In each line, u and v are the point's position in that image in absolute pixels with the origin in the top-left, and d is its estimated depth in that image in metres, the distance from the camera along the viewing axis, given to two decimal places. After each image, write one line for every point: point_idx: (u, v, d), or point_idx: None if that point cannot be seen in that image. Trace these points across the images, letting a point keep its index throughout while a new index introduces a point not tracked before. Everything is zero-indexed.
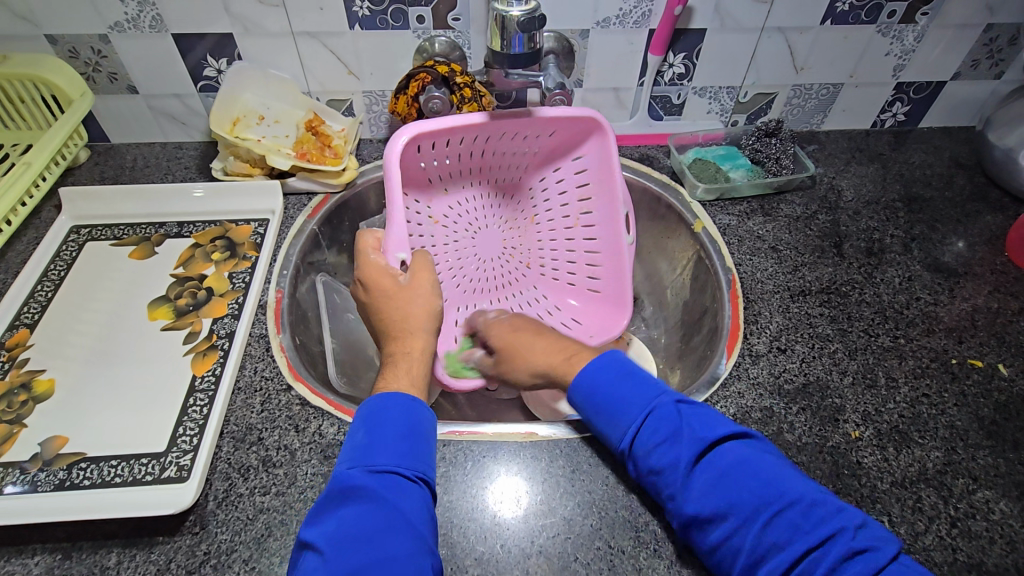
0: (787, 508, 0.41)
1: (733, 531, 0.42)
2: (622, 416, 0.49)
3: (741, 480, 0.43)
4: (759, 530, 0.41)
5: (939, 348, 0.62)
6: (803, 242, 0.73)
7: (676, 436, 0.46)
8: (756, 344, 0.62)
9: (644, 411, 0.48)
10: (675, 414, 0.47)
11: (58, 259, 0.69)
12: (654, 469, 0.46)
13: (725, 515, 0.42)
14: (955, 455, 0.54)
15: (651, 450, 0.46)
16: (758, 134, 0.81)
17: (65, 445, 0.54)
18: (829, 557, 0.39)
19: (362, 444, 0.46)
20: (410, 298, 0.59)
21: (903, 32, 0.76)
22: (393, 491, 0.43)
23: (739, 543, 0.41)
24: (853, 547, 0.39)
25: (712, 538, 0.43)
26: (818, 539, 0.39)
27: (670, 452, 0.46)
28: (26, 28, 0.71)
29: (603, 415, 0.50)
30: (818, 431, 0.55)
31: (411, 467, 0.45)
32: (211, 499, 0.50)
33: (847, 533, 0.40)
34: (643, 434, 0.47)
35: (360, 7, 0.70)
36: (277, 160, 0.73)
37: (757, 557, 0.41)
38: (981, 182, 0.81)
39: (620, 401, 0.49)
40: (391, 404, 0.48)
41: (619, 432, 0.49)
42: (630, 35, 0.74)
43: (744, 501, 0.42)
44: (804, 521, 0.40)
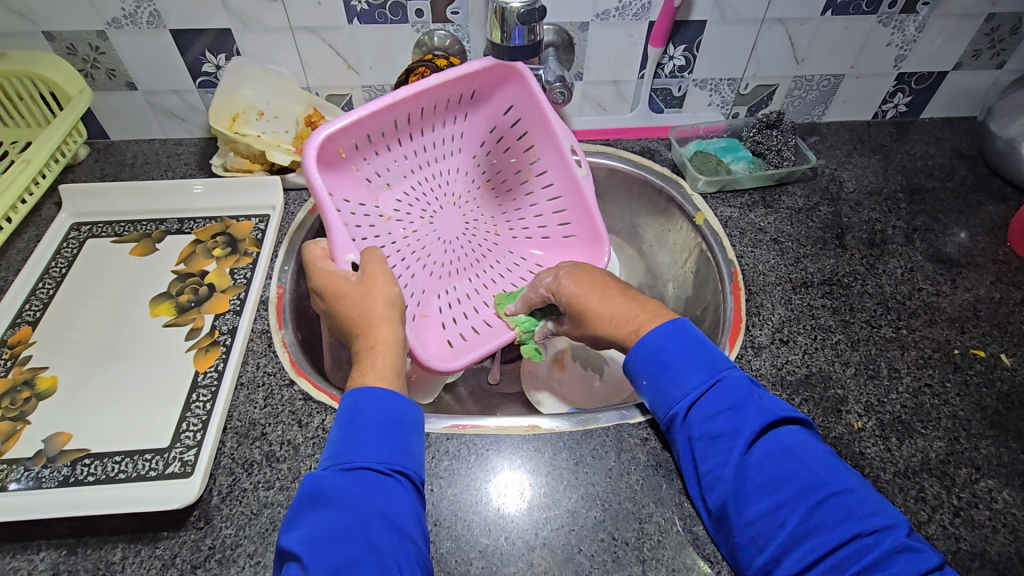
0: (845, 493, 0.42)
1: (779, 510, 0.42)
2: (687, 377, 0.49)
3: (799, 461, 0.44)
4: (810, 508, 0.41)
5: (942, 339, 0.62)
6: (804, 233, 0.73)
7: (740, 407, 0.47)
8: (758, 335, 0.62)
9: (713, 377, 0.48)
10: (745, 386, 0.48)
11: (59, 257, 0.69)
12: (708, 435, 0.46)
13: (777, 493, 0.43)
14: (957, 445, 0.54)
15: (711, 416, 0.47)
16: (759, 126, 0.80)
17: (69, 441, 0.54)
18: (880, 547, 0.39)
19: (335, 444, 0.46)
20: (367, 294, 0.55)
21: (904, 22, 0.75)
22: (365, 488, 0.43)
23: (784, 519, 0.42)
24: (904, 540, 0.39)
25: (751, 513, 0.43)
26: (871, 527, 0.40)
27: (732, 421, 0.46)
28: (23, 25, 0.71)
29: (664, 375, 0.50)
30: (821, 422, 0.55)
31: (385, 462, 0.45)
32: (216, 494, 0.50)
33: (901, 531, 0.40)
34: (706, 399, 0.48)
35: (359, 1, 0.70)
36: (277, 156, 0.73)
37: (800, 534, 0.41)
38: (984, 172, 0.81)
39: (690, 363, 0.49)
40: (365, 400, 0.48)
41: (680, 392, 0.49)
42: (630, 28, 0.74)
43: (800, 480, 0.43)
44: (859, 507, 0.41)
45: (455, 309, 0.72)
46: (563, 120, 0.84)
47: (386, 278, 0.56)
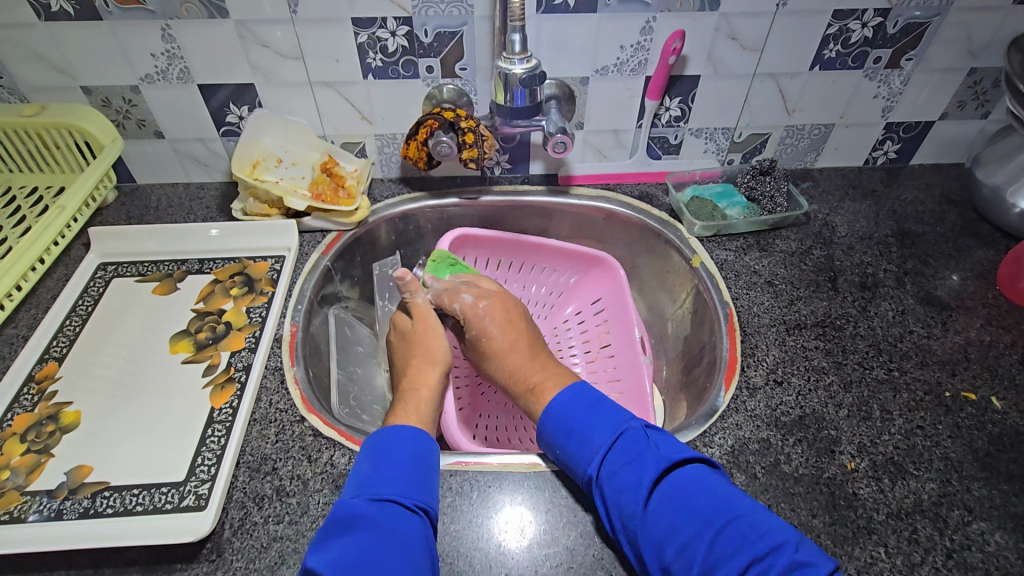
0: (739, 521, 0.45)
1: (687, 546, 0.45)
2: (592, 437, 0.53)
3: (697, 495, 0.47)
4: (710, 543, 0.44)
5: (933, 381, 0.64)
6: (798, 276, 0.75)
7: (641, 457, 0.50)
8: (753, 376, 0.64)
9: (614, 434, 0.53)
10: (643, 438, 0.52)
11: (86, 295, 0.73)
12: (615, 489, 0.50)
13: (682, 531, 0.46)
14: (950, 487, 0.55)
15: (616, 470, 0.50)
16: (753, 173, 0.83)
17: (90, 474, 0.56)
18: (776, 567, 0.42)
19: (365, 474, 0.49)
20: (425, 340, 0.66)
21: (888, 76, 0.79)
22: (391, 520, 0.45)
23: (691, 558, 0.44)
24: (795, 558, 0.42)
25: (667, 555, 0.45)
26: (765, 549, 0.43)
27: (635, 472, 0.50)
28: (63, 80, 0.76)
29: (570, 438, 0.54)
30: (815, 463, 0.57)
31: (410, 497, 0.48)
32: (227, 527, 0.52)
33: (791, 547, 0.43)
34: (611, 456, 0.51)
35: (374, 59, 0.75)
36: (294, 201, 0.77)
37: (708, 569, 0.44)
38: (973, 218, 0.84)
39: (594, 421, 0.54)
40: (393, 439, 0.52)
41: (589, 453, 0.53)
42: (628, 82, 0.79)
43: (699, 514, 0.46)
44: (752, 532, 0.44)
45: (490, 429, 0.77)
46: (565, 166, 0.88)
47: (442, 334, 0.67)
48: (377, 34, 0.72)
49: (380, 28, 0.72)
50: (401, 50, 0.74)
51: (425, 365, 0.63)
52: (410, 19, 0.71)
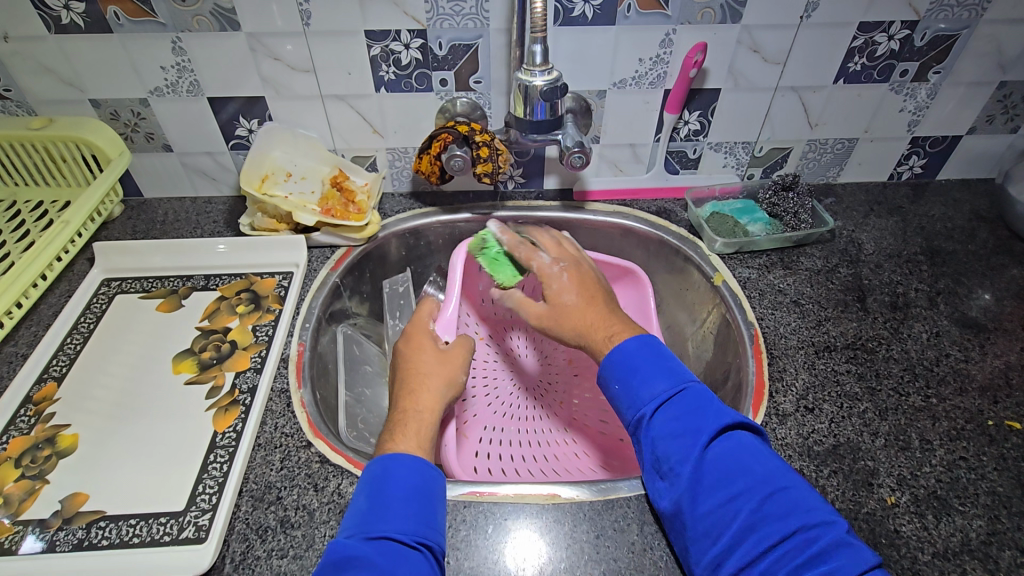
0: (790, 492, 0.44)
1: (732, 503, 0.44)
2: (655, 383, 0.52)
3: (752, 459, 0.47)
4: (759, 501, 0.44)
5: (974, 408, 0.60)
6: (825, 296, 0.72)
7: (700, 410, 0.49)
8: (782, 402, 0.61)
9: (677, 384, 0.52)
10: (706, 393, 0.51)
11: (88, 312, 0.71)
12: (670, 435, 0.48)
13: (732, 485, 0.45)
14: (998, 525, 0.51)
15: (674, 417, 0.49)
16: (776, 188, 0.80)
17: (85, 502, 0.53)
18: (823, 539, 0.41)
19: (361, 511, 0.46)
20: (439, 365, 0.61)
21: (915, 89, 0.77)
22: (389, 559, 0.42)
23: (736, 513, 0.44)
24: (841, 535, 0.42)
25: (708, 505, 0.45)
26: (814, 520, 0.42)
27: (693, 422, 0.49)
28: (72, 92, 0.75)
29: (631, 380, 0.53)
30: (852, 497, 0.53)
31: (410, 533, 0.44)
32: (228, 561, 0.49)
33: (839, 527, 0.42)
34: (670, 404, 0.50)
35: (387, 71, 0.73)
36: (303, 216, 0.74)
37: (752, 525, 0.43)
38: (1005, 235, 0.81)
39: (658, 367, 0.53)
40: (392, 466, 0.48)
41: (647, 396, 0.52)
42: (646, 95, 0.76)
43: (753, 476, 0.45)
44: (802, 502, 0.44)
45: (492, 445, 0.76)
46: (580, 181, 0.86)
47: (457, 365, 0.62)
48: (390, 47, 0.71)
49: (393, 41, 0.70)
50: (415, 63, 0.72)
51: (432, 388, 0.58)
52: (424, 32, 0.70)
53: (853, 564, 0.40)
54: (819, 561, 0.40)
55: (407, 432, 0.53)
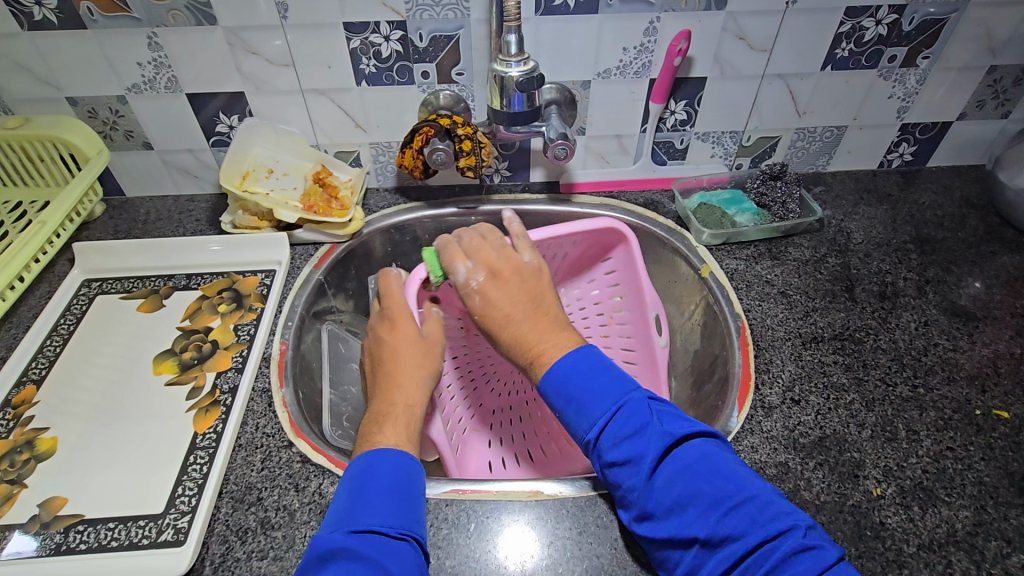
0: (747, 503, 0.43)
1: (688, 527, 0.43)
2: (596, 407, 0.50)
3: (704, 478, 0.45)
4: (715, 521, 0.43)
5: (962, 398, 0.60)
6: (813, 286, 0.72)
7: (644, 430, 0.48)
8: (768, 395, 0.60)
9: (615, 406, 0.50)
10: (646, 408, 0.49)
11: (68, 313, 0.70)
12: (617, 461, 0.47)
13: (687, 507, 0.44)
14: (985, 515, 0.51)
15: (617, 443, 0.48)
16: (764, 177, 0.80)
17: (63, 506, 0.53)
18: (781, 550, 0.40)
19: (343, 506, 0.45)
20: (418, 358, 0.60)
21: (904, 75, 0.76)
22: (374, 550, 0.42)
23: (694, 535, 0.43)
24: (802, 543, 0.41)
25: (665, 531, 0.44)
26: (771, 533, 0.41)
27: (635, 446, 0.47)
28: (48, 91, 0.74)
29: (572, 406, 0.51)
30: (838, 489, 0.53)
31: (394, 525, 0.44)
32: (208, 564, 0.49)
33: (799, 533, 0.41)
34: (611, 428, 0.49)
35: (367, 64, 0.72)
36: (283, 213, 0.74)
37: (707, 548, 0.42)
38: (995, 222, 0.80)
39: (596, 390, 0.51)
40: (374, 462, 0.48)
41: (587, 421, 0.50)
42: (631, 85, 0.75)
43: (704, 497, 0.44)
44: (759, 514, 0.42)
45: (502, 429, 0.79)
46: (567, 173, 0.85)
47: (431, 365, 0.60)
48: (369, 39, 0.69)
49: (373, 33, 0.69)
50: (395, 55, 0.71)
51: (415, 378, 0.58)
52: (404, 23, 0.68)
53: (817, 571, 0.39)
54: (781, 573, 0.39)
55: (396, 426, 0.53)
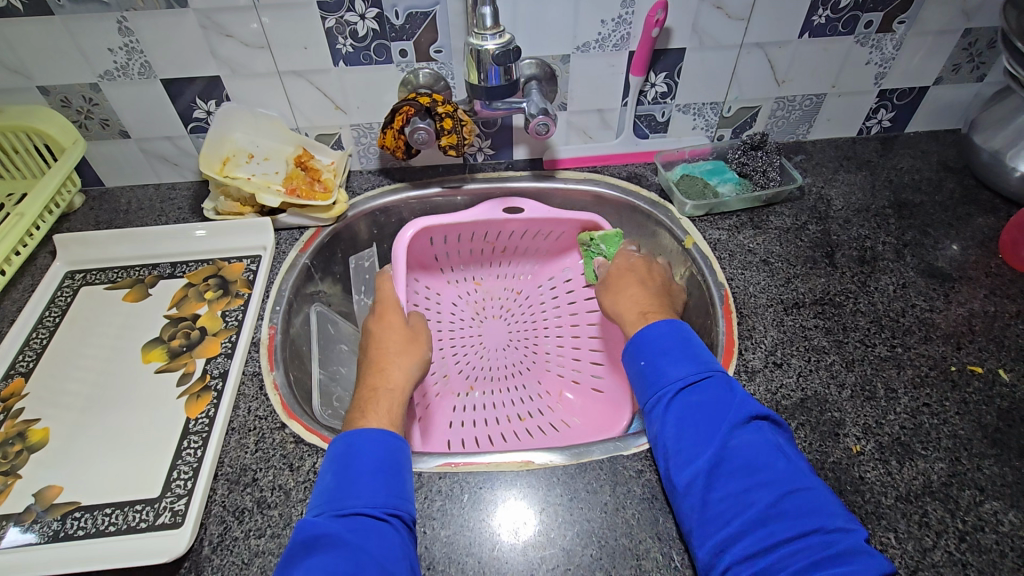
0: (809, 493, 0.45)
1: (750, 492, 0.45)
2: (683, 366, 0.54)
3: (775, 456, 0.47)
4: (779, 496, 0.45)
5: (937, 355, 0.62)
6: (795, 253, 0.73)
7: (726, 398, 0.51)
8: (752, 359, 0.62)
9: (705, 370, 0.53)
10: (728, 384, 0.53)
11: (52, 306, 0.70)
12: (696, 414, 0.51)
13: (753, 476, 0.46)
14: (959, 466, 0.53)
15: (700, 400, 0.51)
16: (744, 147, 0.80)
17: (59, 495, 0.53)
18: (840, 543, 0.42)
19: (329, 489, 0.46)
20: (401, 351, 0.64)
21: (881, 41, 0.76)
22: (359, 534, 0.43)
23: (753, 501, 0.45)
24: (858, 544, 0.42)
25: (724, 491, 0.46)
26: (833, 525, 0.43)
27: (717, 408, 0.50)
28: (18, 80, 0.72)
29: (662, 361, 0.55)
30: (819, 447, 0.55)
31: (380, 506, 0.45)
32: (206, 544, 0.50)
33: (859, 535, 0.43)
34: (695, 388, 0.52)
35: (344, 44, 0.71)
36: (266, 198, 0.73)
37: (766, 516, 0.44)
38: (971, 184, 0.81)
39: (689, 354, 0.55)
40: (358, 443, 0.49)
41: (673, 377, 0.54)
42: (610, 58, 0.75)
43: (775, 471, 0.46)
44: (823, 504, 0.44)
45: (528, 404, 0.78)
46: (550, 149, 0.85)
47: (403, 361, 0.63)
48: (345, 18, 0.69)
49: (348, 11, 0.68)
50: (372, 34, 0.70)
51: (400, 364, 0.62)
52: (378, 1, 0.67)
53: (870, 569, 0.40)
54: (829, 560, 0.41)
55: (379, 409, 0.55)
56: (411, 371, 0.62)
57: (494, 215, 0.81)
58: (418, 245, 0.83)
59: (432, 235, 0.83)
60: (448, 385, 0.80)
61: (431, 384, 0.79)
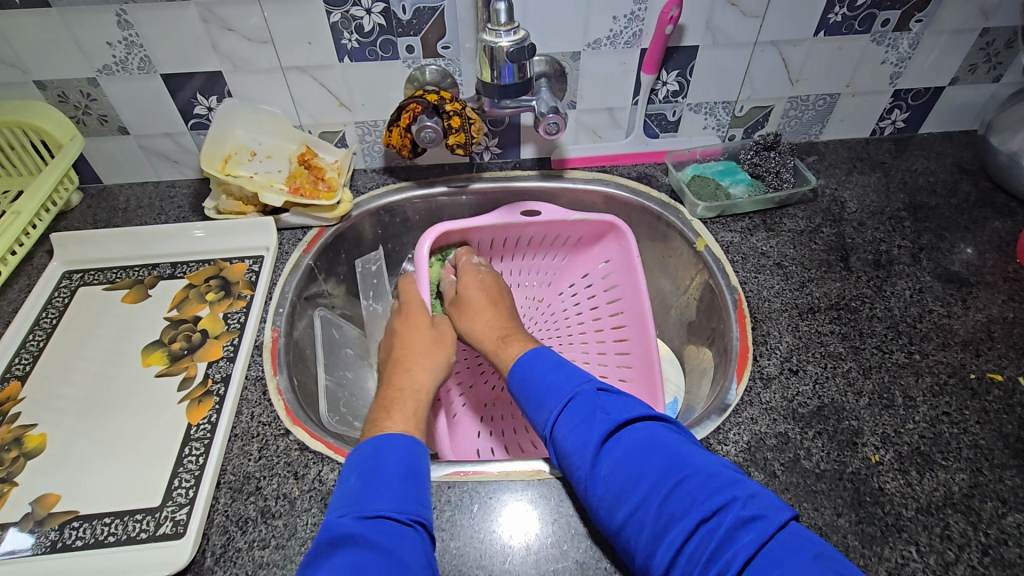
0: (691, 480, 0.44)
1: (637, 510, 0.44)
2: (550, 400, 0.54)
3: (649, 456, 0.46)
4: (660, 503, 0.43)
5: (956, 362, 0.60)
6: (809, 256, 0.71)
7: (589, 420, 0.50)
8: (767, 365, 0.61)
9: (564, 400, 0.53)
10: (592, 399, 0.52)
11: (50, 306, 0.68)
12: (567, 452, 0.50)
13: (633, 494, 0.45)
14: (981, 477, 0.52)
15: (567, 433, 0.50)
16: (757, 148, 0.79)
17: (56, 503, 0.52)
18: (726, 524, 0.41)
19: (354, 491, 0.45)
20: (427, 351, 0.64)
21: (897, 40, 0.75)
22: (387, 538, 0.42)
23: (642, 521, 0.44)
24: (743, 515, 0.41)
25: (619, 518, 0.45)
26: (715, 506, 0.42)
27: (582, 434, 0.50)
28: (15, 74, 0.70)
29: (531, 402, 0.55)
30: (837, 457, 0.53)
31: (407, 511, 0.44)
32: (209, 555, 0.48)
33: (739, 505, 0.42)
34: (561, 421, 0.52)
35: (349, 39, 0.69)
36: (270, 197, 0.72)
37: (660, 529, 0.43)
38: (987, 187, 0.80)
39: (546, 388, 0.55)
40: (385, 447, 0.48)
41: (545, 416, 0.53)
42: (622, 55, 0.73)
43: (650, 475, 0.45)
44: (700, 492, 0.43)
45: None
46: (558, 149, 0.84)
47: (427, 364, 0.63)
48: (350, 12, 0.67)
49: (353, 6, 0.66)
50: (378, 29, 0.69)
51: (425, 365, 0.62)
52: None
53: (763, 535, 0.40)
54: (724, 551, 0.40)
55: (405, 410, 0.55)
56: (435, 373, 0.63)
57: (511, 218, 0.80)
58: (435, 252, 0.81)
59: (451, 240, 0.81)
60: (472, 396, 0.79)
61: (455, 397, 0.77)
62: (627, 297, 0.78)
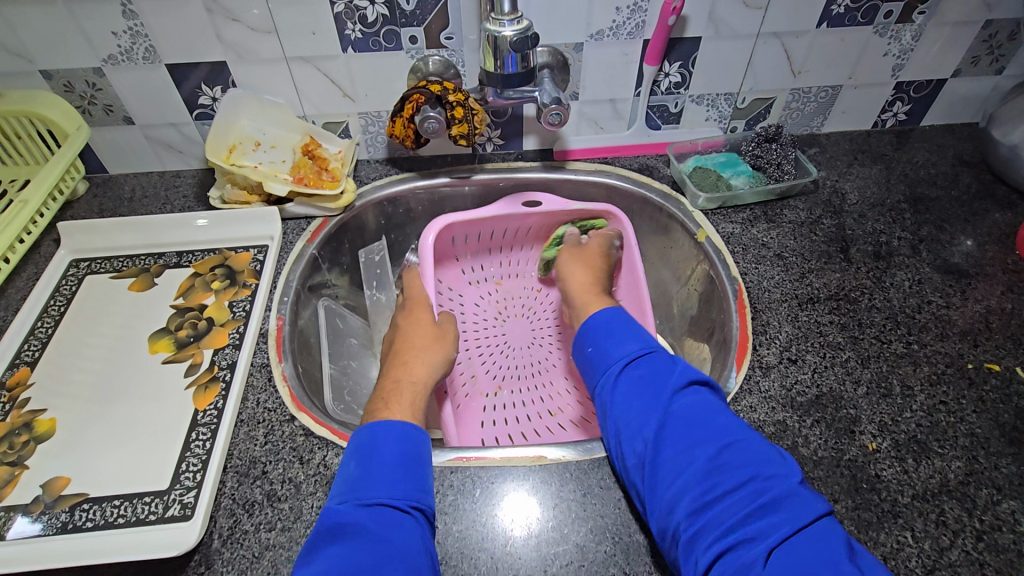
0: (746, 444, 0.47)
1: (689, 455, 0.47)
2: (625, 345, 0.58)
3: (713, 417, 0.49)
4: (718, 452, 0.46)
5: (954, 353, 0.61)
6: (809, 248, 0.72)
7: (660, 372, 0.54)
8: (766, 355, 0.61)
9: (647, 347, 0.57)
10: (668, 358, 0.56)
11: (57, 294, 0.69)
12: (631, 395, 0.53)
13: (693, 436, 0.48)
14: (976, 465, 0.53)
15: (636, 377, 0.54)
16: (758, 140, 0.79)
17: (66, 486, 0.53)
18: (772, 490, 0.44)
19: (351, 478, 0.46)
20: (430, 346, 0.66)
21: (900, 32, 0.75)
22: (383, 525, 0.43)
23: (692, 463, 0.47)
24: (783, 492, 0.43)
25: (667, 454, 0.48)
26: (765, 473, 0.45)
27: (654, 382, 0.53)
28: (21, 64, 0.71)
29: (603, 343, 0.59)
30: (834, 444, 0.54)
31: (403, 498, 0.45)
32: (216, 537, 0.49)
33: (793, 478, 0.45)
34: (636, 363, 0.55)
35: (353, 29, 0.70)
36: (273, 186, 0.72)
37: (706, 474, 0.46)
38: (988, 179, 0.80)
39: (631, 334, 0.59)
40: (380, 433, 0.49)
41: (608, 360, 0.57)
42: (624, 46, 0.73)
43: (711, 431, 0.48)
44: (757, 456, 0.46)
45: (551, 401, 0.79)
46: (560, 140, 0.84)
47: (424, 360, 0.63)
48: (354, 2, 0.67)
49: None
50: (381, 20, 0.69)
51: (423, 359, 0.63)
52: None
53: (805, 513, 0.42)
54: (763, 512, 0.43)
55: (402, 402, 0.55)
56: (435, 367, 0.64)
57: (512, 209, 0.81)
58: (440, 245, 0.82)
59: (454, 233, 0.82)
60: (476, 386, 0.80)
61: (459, 386, 0.79)
62: (624, 283, 0.81)
